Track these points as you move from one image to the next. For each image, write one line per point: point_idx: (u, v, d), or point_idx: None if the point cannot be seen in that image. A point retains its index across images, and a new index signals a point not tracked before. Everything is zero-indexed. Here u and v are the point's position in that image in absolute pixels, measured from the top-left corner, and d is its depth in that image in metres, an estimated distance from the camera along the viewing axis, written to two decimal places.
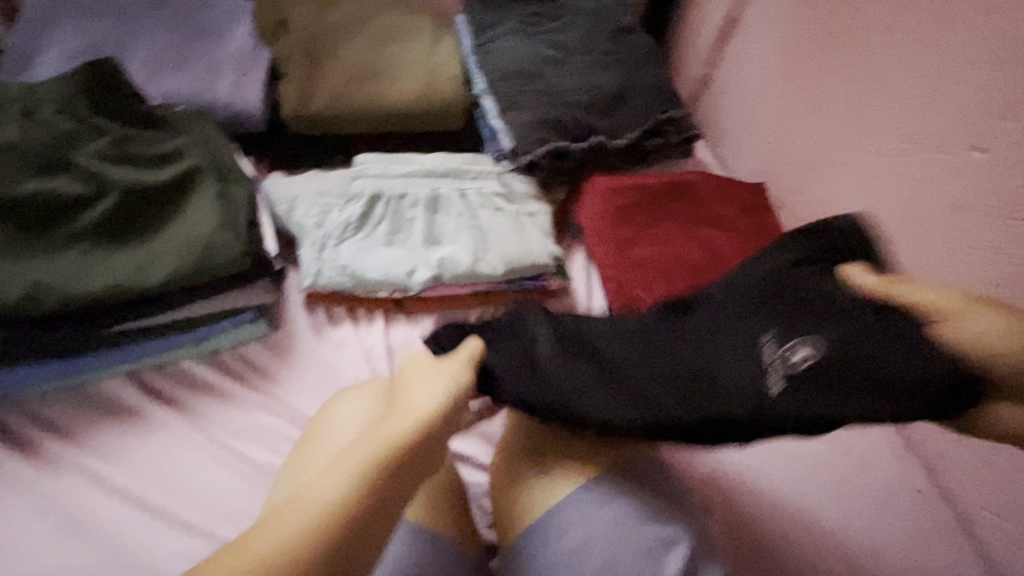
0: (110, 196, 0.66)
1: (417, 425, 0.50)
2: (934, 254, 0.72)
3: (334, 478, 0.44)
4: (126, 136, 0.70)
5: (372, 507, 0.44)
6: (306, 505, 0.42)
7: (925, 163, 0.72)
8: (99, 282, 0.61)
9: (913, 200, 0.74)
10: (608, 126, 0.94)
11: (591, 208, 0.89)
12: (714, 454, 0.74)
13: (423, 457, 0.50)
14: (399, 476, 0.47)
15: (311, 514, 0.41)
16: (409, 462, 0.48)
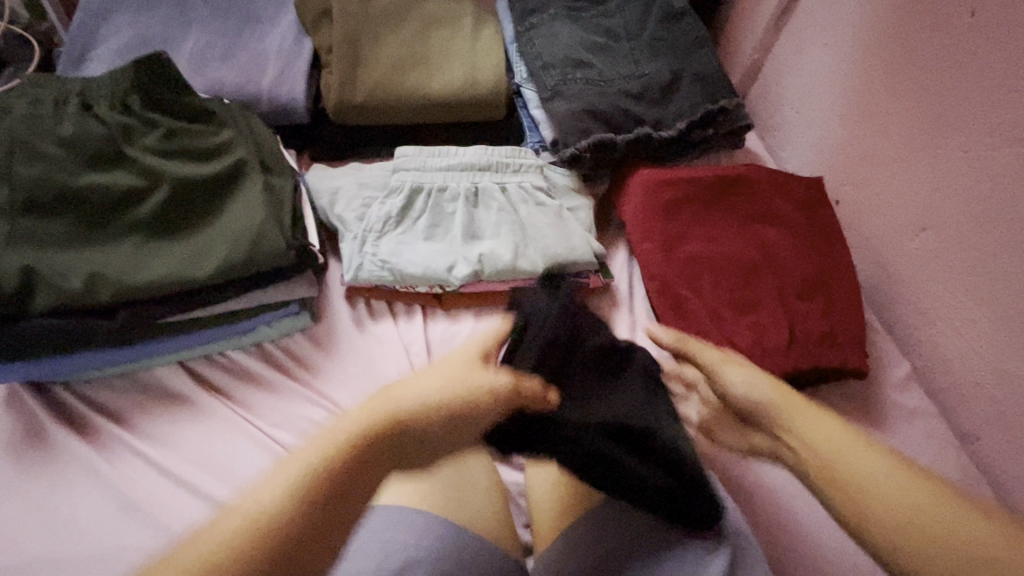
0: (160, 189, 0.67)
1: (383, 419, 0.43)
2: (1012, 256, 0.67)
3: (275, 487, 0.39)
4: (175, 129, 0.70)
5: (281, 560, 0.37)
6: (229, 519, 0.38)
7: (1006, 158, 0.66)
8: (152, 274, 0.63)
9: (992, 198, 0.68)
10: (654, 116, 0.90)
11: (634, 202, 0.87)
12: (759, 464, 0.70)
13: (397, 445, 0.43)
14: (317, 530, 0.39)
15: (214, 548, 0.36)
16: (361, 485, 0.41)
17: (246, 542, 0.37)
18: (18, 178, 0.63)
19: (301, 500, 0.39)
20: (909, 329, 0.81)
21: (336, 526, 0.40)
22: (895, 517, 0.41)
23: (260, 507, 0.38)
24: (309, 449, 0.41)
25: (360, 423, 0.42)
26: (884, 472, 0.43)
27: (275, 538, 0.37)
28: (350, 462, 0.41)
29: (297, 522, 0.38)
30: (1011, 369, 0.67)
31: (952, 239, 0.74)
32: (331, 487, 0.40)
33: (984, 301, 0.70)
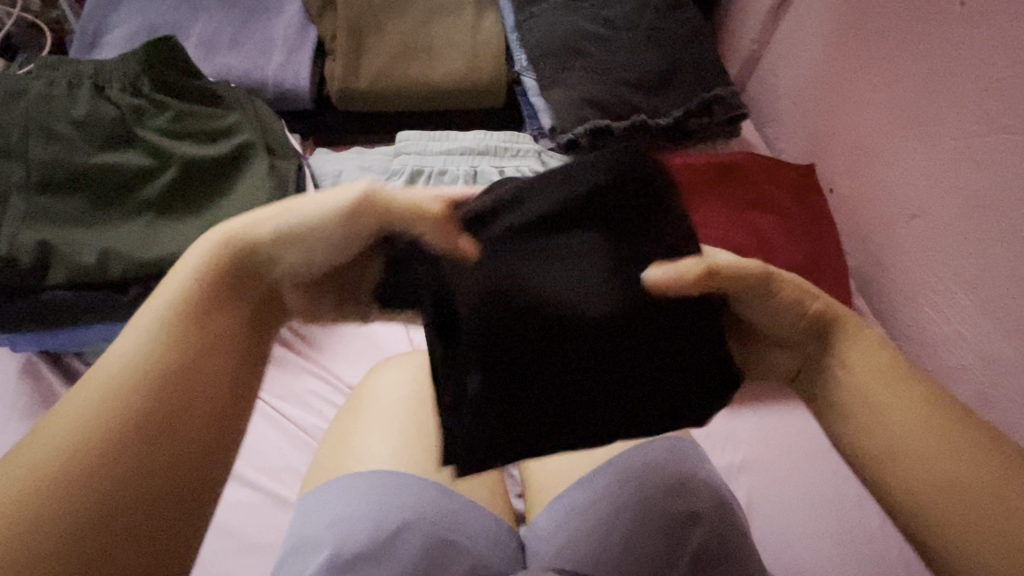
0: (169, 169, 0.70)
1: (221, 266, 0.37)
2: (997, 242, 0.68)
3: (111, 364, 0.34)
4: (183, 112, 0.73)
5: (163, 433, 0.33)
6: (56, 433, 0.32)
7: (993, 146, 0.68)
8: (161, 250, 0.65)
9: (979, 185, 0.70)
10: (651, 105, 0.92)
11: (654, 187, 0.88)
12: (746, 441, 0.72)
13: (247, 271, 0.38)
14: (192, 398, 0.35)
15: (62, 446, 0.31)
16: (230, 336, 0.37)
17: (91, 437, 0.32)
18: (33, 157, 0.66)
19: (140, 398, 0.33)
20: (898, 314, 0.83)
21: (208, 386, 0.36)
22: (934, 484, 0.36)
23: (100, 393, 0.33)
24: (132, 327, 0.35)
25: (190, 279, 0.36)
26: (928, 426, 0.37)
27: (125, 428, 0.32)
28: (194, 318, 0.36)
29: (142, 416, 0.33)
30: (995, 351, 0.69)
31: (940, 225, 0.75)
32: (183, 347, 0.35)
33: (970, 286, 0.72)
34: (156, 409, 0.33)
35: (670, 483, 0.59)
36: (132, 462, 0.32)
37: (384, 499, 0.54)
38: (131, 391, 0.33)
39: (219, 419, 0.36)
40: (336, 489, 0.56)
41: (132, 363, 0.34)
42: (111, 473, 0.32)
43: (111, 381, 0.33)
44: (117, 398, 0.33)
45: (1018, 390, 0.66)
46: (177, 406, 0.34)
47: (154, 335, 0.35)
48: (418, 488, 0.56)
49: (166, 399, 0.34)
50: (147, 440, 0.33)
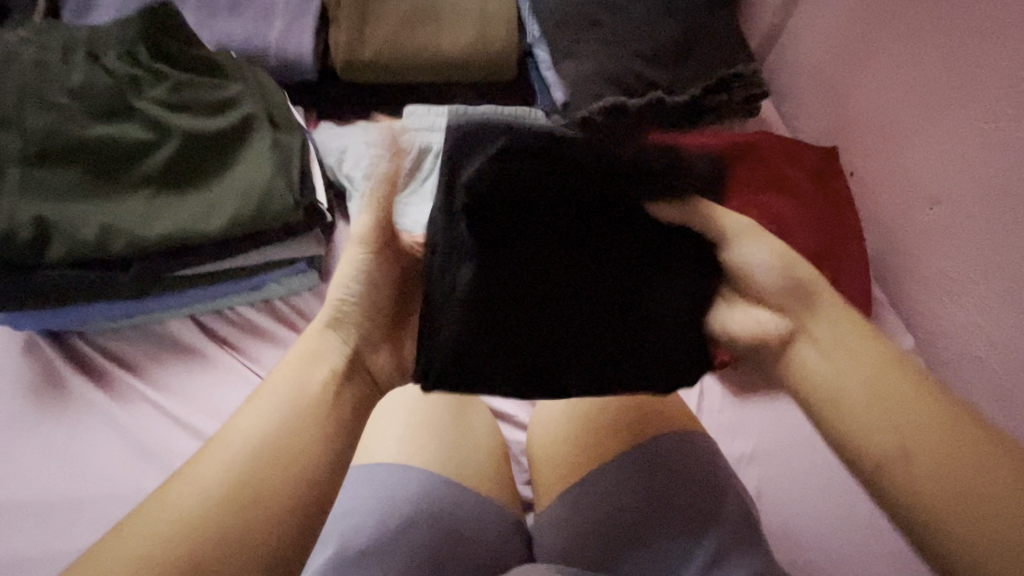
0: (169, 142, 0.67)
1: (317, 396, 0.43)
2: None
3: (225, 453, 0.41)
4: (182, 82, 0.70)
5: (235, 551, 0.38)
6: (168, 513, 0.38)
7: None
8: (164, 227, 0.64)
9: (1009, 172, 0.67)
10: (668, 80, 0.88)
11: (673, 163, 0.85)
12: (756, 430, 0.71)
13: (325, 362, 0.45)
14: (268, 518, 0.39)
15: (164, 537, 0.37)
16: (310, 465, 0.41)
17: (191, 536, 0.37)
18: (29, 127, 0.63)
19: (240, 479, 0.40)
20: (914, 303, 0.81)
21: (285, 502, 0.39)
22: (950, 501, 0.32)
23: (200, 497, 0.39)
24: (240, 437, 0.41)
25: (296, 402, 0.42)
26: (926, 424, 0.33)
27: (212, 539, 0.37)
28: (291, 441, 0.41)
29: (242, 499, 0.39)
30: (1014, 344, 0.67)
31: (964, 212, 0.73)
32: (274, 469, 0.40)
33: (991, 277, 0.70)
34: (253, 485, 0.39)
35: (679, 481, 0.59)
36: (208, 568, 0.37)
37: (391, 491, 0.54)
38: (234, 475, 0.40)
39: (284, 540, 0.39)
40: (342, 480, 0.56)
41: (239, 452, 0.40)
42: (189, 575, 0.36)
43: (216, 469, 0.40)
44: (221, 483, 0.39)
45: None
46: (270, 483, 0.40)
47: (253, 429, 0.42)
48: (426, 482, 0.55)
49: (260, 480, 0.40)
50: (223, 551, 0.37)
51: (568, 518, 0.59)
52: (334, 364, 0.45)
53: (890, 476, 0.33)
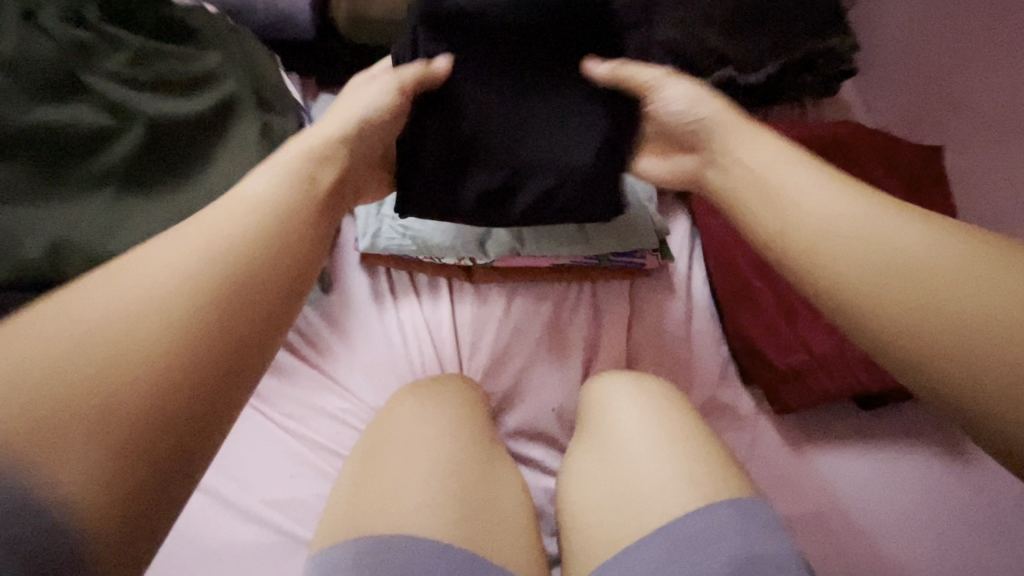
0: (132, 131, 0.54)
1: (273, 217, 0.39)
2: None
3: (138, 292, 0.32)
4: (147, 52, 0.56)
5: (170, 379, 0.30)
6: (72, 326, 0.30)
7: None
8: (129, 241, 0.52)
9: None
10: (742, 54, 0.72)
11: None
12: (817, 484, 0.62)
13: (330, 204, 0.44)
14: (203, 353, 0.32)
15: (65, 352, 0.29)
16: (260, 303, 0.35)
17: (90, 366, 0.29)
18: None
19: (143, 360, 0.30)
20: None
21: (236, 323, 0.34)
22: (904, 302, 0.35)
23: (117, 312, 0.31)
24: (165, 256, 0.34)
25: (241, 226, 0.37)
26: (933, 247, 0.36)
27: (134, 363, 0.30)
28: (237, 255, 0.35)
29: (153, 367, 0.30)
30: None
31: None
32: (215, 278, 0.34)
33: None
34: (170, 376, 0.30)
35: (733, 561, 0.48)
36: (135, 399, 0.29)
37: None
38: (141, 347, 0.30)
39: (224, 387, 0.32)
40: (350, 552, 0.48)
41: (166, 302, 0.32)
42: (97, 418, 0.28)
43: (115, 330, 0.30)
44: (126, 352, 0.30)
45: None
46: (188, 382, 0.31)
47: (175, 250, 0.35)
48: (436, 560, 0.48)
49: (171, 375, 0.30)
50: (150, 379, 0.30)
51: None
52: (289, 187, 0.41)
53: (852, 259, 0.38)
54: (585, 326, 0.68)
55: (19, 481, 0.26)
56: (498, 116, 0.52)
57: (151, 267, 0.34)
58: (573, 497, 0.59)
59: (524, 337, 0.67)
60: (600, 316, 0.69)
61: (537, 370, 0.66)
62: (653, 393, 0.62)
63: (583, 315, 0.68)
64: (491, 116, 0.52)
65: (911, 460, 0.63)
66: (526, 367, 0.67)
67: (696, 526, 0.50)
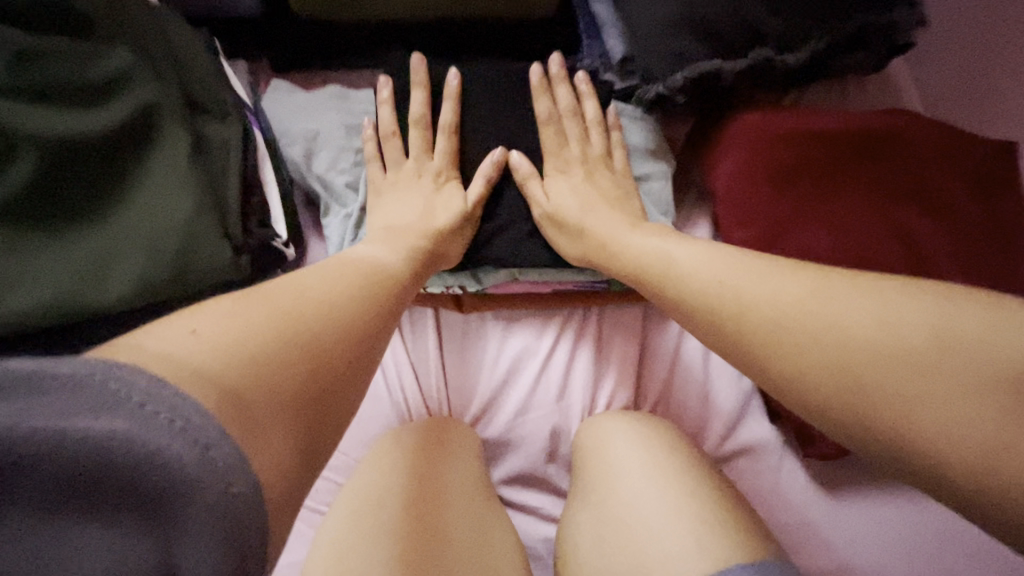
0: (20, 159, 0.42)
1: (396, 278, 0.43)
2: None
3: (295, 295, 0.34)
4: (31, 48, 0.43)
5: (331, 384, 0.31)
6: (266, 311, 0.31)
7: None
8: (40, 295, 0.42)
9: None
10: (780, 29, 0.59)
11: (753, 164, 0.61)
12: (841, 536, 0.56)
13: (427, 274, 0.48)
14: (354, 374, 0.33)
15: (254, 341, 0.29)
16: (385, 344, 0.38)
17: (282, 352, 0.29)
18: None
19: (308, 347, 0.31)
20: None
21: (359, 349, 0.34)
22: (898, 394, 0.30)
23: (294, 315, 0.32)
24: (327, 281, 0.37)
25: (375, 272, 0.42)
26: (914, 319, 0.31)
27: (314, 348, 0.31)
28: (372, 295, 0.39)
29: (307, 356, 0.31)
30: None
31: None
32: (360, 303, 0.37)
33: None
34: (326, 379, 0.31)
35: None
36: (305, 387, 0.30)
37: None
38: (309, 335, 0.32)
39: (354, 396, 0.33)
40: None
41: (323, 304, 0.34)
42: (290, 398, 0.29)
43: (284, 317, 0.31)
44: (296, 339, 0.31)
45: None
46: (338, 381, 0.32)
47: (318, 274, 0.37)
48: None
49: (324, 376, 0.31)
50: (325, 364, 0.31)
51: None
52: (401, 257, 0.46)
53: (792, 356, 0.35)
54: (590, 362, 0.59)
55: (225, 420, 0.24)
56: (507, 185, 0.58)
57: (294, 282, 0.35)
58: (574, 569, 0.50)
59: (522, 373, 0.59)
60: (606, 346, 0.60)
61: (536, 413, 0.58)
62: (668, 441, 0.54)
63: (587, 350, 0.59)
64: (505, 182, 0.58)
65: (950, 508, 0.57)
66: (522, 410, 0.58)
67: None
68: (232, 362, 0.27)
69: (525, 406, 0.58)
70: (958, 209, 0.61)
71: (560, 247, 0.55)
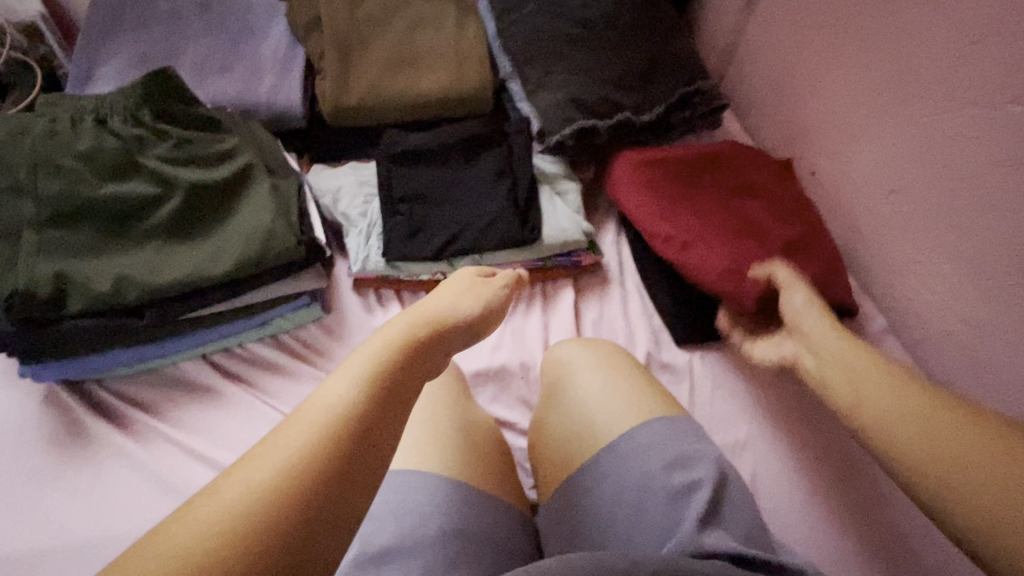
0: (174, 196, 0.71)
1: (338, 420, 0.38)
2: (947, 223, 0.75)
3: (294, 428, 0.38)
4: (185, 139, 0.75)
5: (305, 516, 0.34)
6: (225, 493, 0.34)
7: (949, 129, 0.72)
8: (176, 272, 0.67)
9: (932, 166, 0.75)
10: (633, 102, 0.94)
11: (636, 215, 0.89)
12: (748, 418, 0.75)
13: (412, 367, 0.47)
14: (347, 479, 0.36)
15: (214, 529, 0.32)
16: (364, 449, 0.38)
17: (240, 526, 0.32)
18: (43, 192, 0.67)
19: (264, 505, 0.33)
20: (882, 287, 0.86)
21: (318, 510, 0.34)
22: (936, 460, 0.42)
23: (256, 482, 0.34)
24: (288, 428, 0.38)
25: (329, 412, 0.39)
26: (905, 414, 0.45)
27: (273, 509, 0.33)
28: (323, 443, 0.37)
29: (268, 510, 0.33)
30: (975, 314, 0.73)
31: (915, 205, 0.79)
32: (304, 463, 0.35)
33: (950, 256, 0.75)
34: (294, 533, 0.33)
35: (656, 460, 0.62)
36: (290, 530, 0.33)
37: (412, 493, 0.59)
38: (268, 496, 0.34)
39: (326, 536, 0.34)
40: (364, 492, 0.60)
41: (281, 465, 0.35)
42: (249, 557, 0.31)
43: (240, 489, 0.34)
44: (253, 505, 0.33)
45: (1005, 350, 0.70)
46: (304, 534, 0.33)
47: (286, 426, 0.38)
48: (416, 489, 0.59)
49: (291, 531, 0.33)
50: (280, 521, 0.33)
51: (567, 514, 0.62)
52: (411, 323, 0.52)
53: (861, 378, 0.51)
54: (539, 317, 0.83)
55: None
56: (461, 198, 0.85)
57: (273, 436, 0.38)
58: (542, 448, 0.70)
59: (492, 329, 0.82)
60: (550, 306, 0.85)
61: (504, 353, 0.80)
62: (601, 351, 0.74)
63: (536, 309, 0.84)
64: (460, 196, 0.85)
65: None
66: (493, 352, 0.80)
67: (645, 441, 0.63)
68: (207, 550, 0.31)
69: (495, 349, 0.80)
70: (778, 190, 0.90)
71: (506, 233, 0.81)
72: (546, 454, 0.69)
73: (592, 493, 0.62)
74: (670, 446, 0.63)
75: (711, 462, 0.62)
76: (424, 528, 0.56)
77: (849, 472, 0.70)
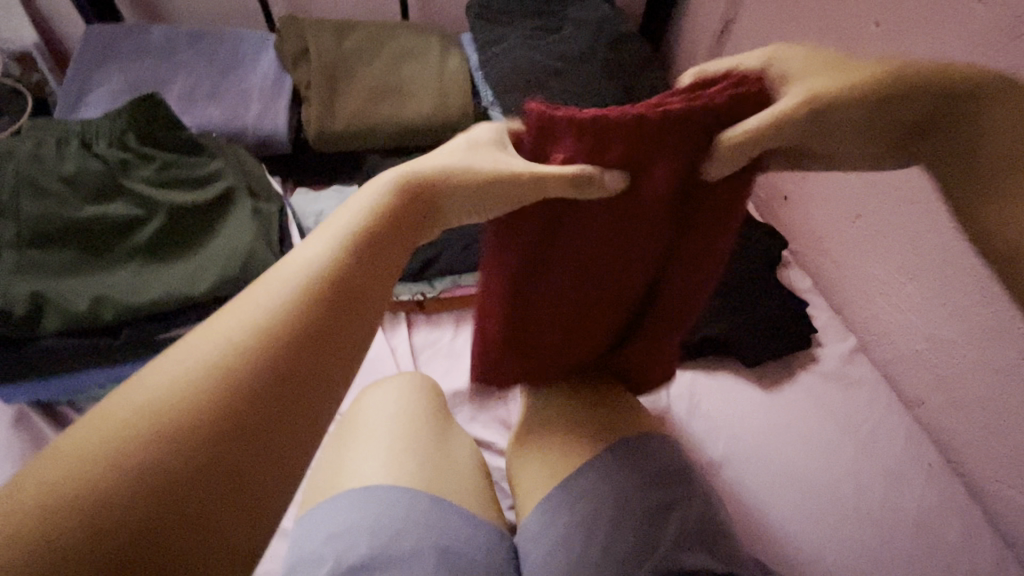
0: (156, 218, 0.73)
1: (318, 283, 0.31)
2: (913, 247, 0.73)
3: (251, 299, 0.30)
4: (169, 163, 0.77)
5: (256, 406, 0.27)
6: (152, 383, 0.26)
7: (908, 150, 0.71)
8: (154, 291, 0.68)
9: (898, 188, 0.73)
10: None
11: None
12: (722, 437, 0.76)
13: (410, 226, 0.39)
14: (315, 368, 0.29)
15: (143, 417, 0.25)
16: (333, 332, 0.31)
17: (173, 416, 0.25)
18: (24, 213, 0.68)
19: (202, 405, 0.26)
20: (851, 308, 0.88)
21: (274, 406, 0.27)
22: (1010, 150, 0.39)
23: (201, 362, 0.27)
24: (246, 304, 0.30)
25: (295, 285, 0.31)
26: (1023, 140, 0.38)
27: (216, 409, 0.26)
28: (283, 325, 0.29)
29: (208, 405, 0.26)
30: (940, 333, 0.72)
31: (877, 226, 0.78)
32: (257, 351, 0.28)
33: (913, 276, 0.74)
34: (240, 435, 0.26)
35: (632, 476, 0.62)
36: (235, 428, 0.26)
37: (383, 510, 0.58)
38: (211, 386, 0.26)
39: (286, 440, 0.27)
40: (336, 509, 0.59)
41: (230, 348, 0.28)
42: (184, 467, 0.24)
43: (171, 379, 0.26)
44: (187, 397, 0.26)
45: (970, 371, 0.69)
46: (256, 437, 0.26)
47: (245, 295, 0.30)
48: (387, 505, 0.58)
49: (238, 438, 0.26)
50: (224, 422, 0.26)
51: (539, 533, 0.61)
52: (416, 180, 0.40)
53: (1001, 121, 0.39)
54: None
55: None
56: None
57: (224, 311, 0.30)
58: (518, 468, 0.70)
59: (470, 349, 0.83)
60: None
61: None
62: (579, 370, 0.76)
63: None
64: None
65: (792, 404, 0.78)
66: (471, 372, 0.81)
67: (626, 458, 0.64)
68: (110, 456, 0.23)
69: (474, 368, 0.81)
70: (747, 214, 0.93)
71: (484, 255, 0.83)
72: (523, 474, 0.69)
73: (565, 512, 0.61)
74: (645, 465, 0.63)
75: (687, 479, 0.63)
76: (402, 542, 0.55)
77: (822, 490, 0.70)
